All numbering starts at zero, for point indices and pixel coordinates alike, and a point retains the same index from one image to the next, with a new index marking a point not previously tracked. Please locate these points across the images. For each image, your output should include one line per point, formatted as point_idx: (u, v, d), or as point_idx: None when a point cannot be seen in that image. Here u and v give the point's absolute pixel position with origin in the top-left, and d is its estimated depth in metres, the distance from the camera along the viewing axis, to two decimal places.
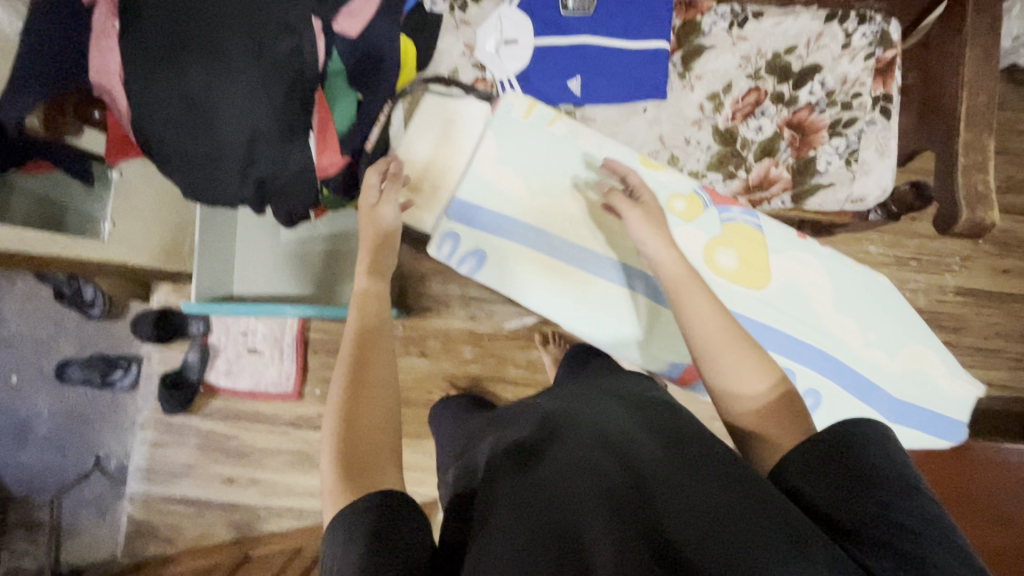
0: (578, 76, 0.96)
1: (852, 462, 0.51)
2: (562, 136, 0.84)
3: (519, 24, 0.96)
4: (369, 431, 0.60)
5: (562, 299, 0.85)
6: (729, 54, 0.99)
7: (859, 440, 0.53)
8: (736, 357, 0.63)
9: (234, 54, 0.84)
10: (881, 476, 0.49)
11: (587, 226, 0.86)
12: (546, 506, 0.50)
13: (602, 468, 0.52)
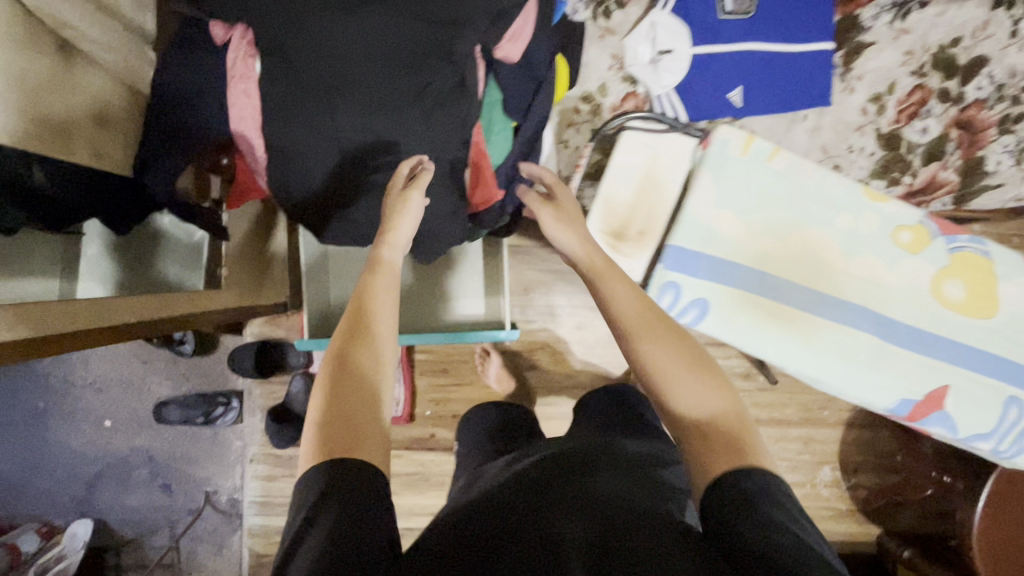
0: (741, 85, 0.94)
1: (752, 503, 0.51)
2: (780, 171, 0.90)
3: (676, 33, 0.94)
4: (353, 415, 0.58)
5: (791, 344, 0.88)
6: (892, 50, 0.96)
7: (753, 487, 0.53)
8: (677, 369, 0.63)
9: (396, 88, 0.77)
10: (773, 524, 0.50)
11: (813, 267, 0.89)
12: (541, 528, 0.53)
13: (605, 507, 0.56)
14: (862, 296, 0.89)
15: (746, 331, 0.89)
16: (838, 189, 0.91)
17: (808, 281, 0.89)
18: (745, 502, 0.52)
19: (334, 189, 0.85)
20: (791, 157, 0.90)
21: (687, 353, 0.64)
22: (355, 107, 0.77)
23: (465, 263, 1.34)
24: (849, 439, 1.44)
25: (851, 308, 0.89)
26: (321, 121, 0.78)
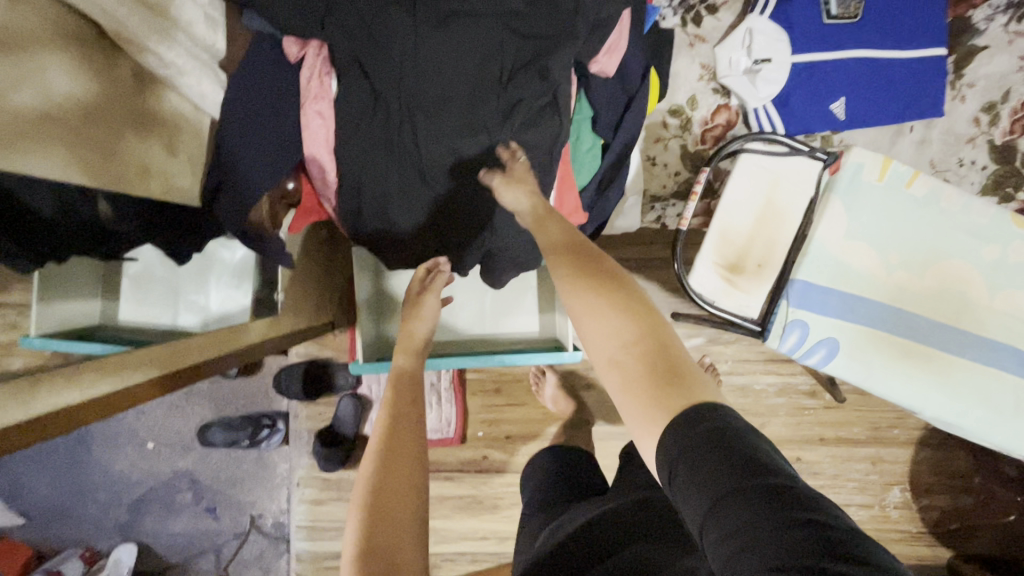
0: (843, 97, 0.90)
1: (728, 449, 0.42)
2: (917, 200, 0.83)
3: (773, 43, 0.90)
4: (391, 513, 0.59)
5: (929, 389, 0.80)
6: (1006, 54, 0.91)
7: (726, 431, 0.43)
8: (593, 305, 0.56)
9: (487, 109, 0.71)
10: (747, 470, 0.40)
11: (951, 305, 0.82)
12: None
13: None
14: (1007, 335, 0.81)
15: (879, 376, 0.81)
16: (981, 217, 0.83)
17: (946, 320, 0.82)
18: (720, 443, 0.42)
19: (406, 212, 0.78)
20: (937, 183, 0.83)
21: (594, 285, 0.58)
22: (438, 128, 0.71)
23: (521, 280, 1.29)
24: (919, 459, 1.37)
25: (994, 349, 0.81)
26: (403, 143, 0.72)
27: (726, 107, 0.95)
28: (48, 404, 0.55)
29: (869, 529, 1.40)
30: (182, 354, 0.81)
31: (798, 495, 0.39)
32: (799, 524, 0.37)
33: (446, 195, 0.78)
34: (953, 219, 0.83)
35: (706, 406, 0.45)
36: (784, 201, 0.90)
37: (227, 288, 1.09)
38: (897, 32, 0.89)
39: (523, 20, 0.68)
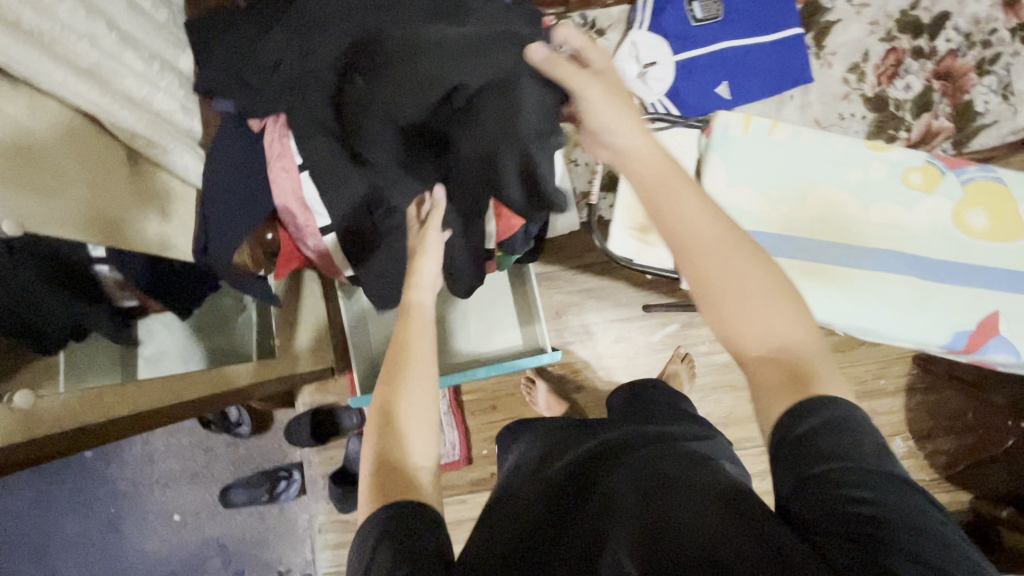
0: (726, 81, 1.04)
1: (831, 432, 0.45)
2: (785, 141, 0.97)
3: (655, 48, 1.04)
4: (412, 444, 0.63)
5: (829, 298, 0.93)
6: (857, 23, 1.05)
7: (839, 418, 0.46)
8: (745, 266, 0.56)
9: (417, 141, 0.87)
10: (833, 451, 0.44)
11: (836, 224, 0.95)
12: (576, 533, 0.51)
13: (639, 485, 0.52)
14: (887, 241, 0.95)
15: None
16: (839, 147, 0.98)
17: (835, 236, 0.95)
18: (833, 430, 0.46)
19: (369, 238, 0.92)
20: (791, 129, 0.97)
21: (744, 252, 0.57)
22: (494, 106, 0.80)
23: (497, 298, 1.39)
24: (914, 405, 1.40)
25: (876, 256, 0.94)
26: (355, 185, 0.87)
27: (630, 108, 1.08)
28: (37, 426, 0.62)
29: None
30: (175, 389, 0.88)
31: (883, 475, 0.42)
32: (870, 498, 0.41)
33: (402, 218, 0.92)
34: (816, 154, 0.97)
35: (825, 396, 0.48)
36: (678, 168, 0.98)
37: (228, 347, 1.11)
38: (760, 20, 1.04)
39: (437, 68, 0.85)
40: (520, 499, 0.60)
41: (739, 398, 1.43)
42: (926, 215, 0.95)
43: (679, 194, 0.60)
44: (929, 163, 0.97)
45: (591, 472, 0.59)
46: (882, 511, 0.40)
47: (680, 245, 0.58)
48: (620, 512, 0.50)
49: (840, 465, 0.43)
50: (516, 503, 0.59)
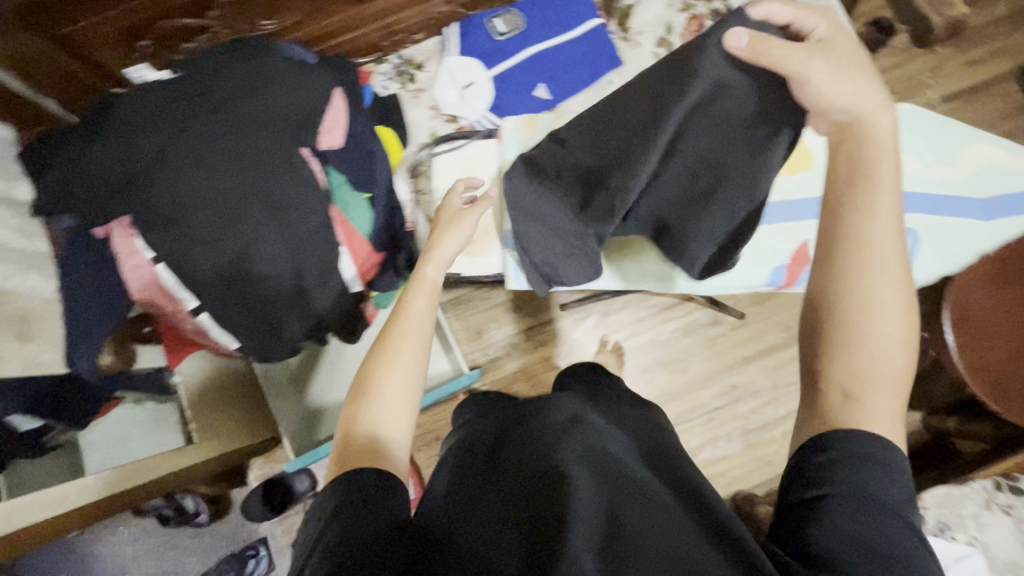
0: (542, 84, 1.02)
1: (843, 467, 0.51)
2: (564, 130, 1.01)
3: (469, 68, 1.03)
4: (393, 405, 0.64)
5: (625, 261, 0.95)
6: (655, 1, 1.05)
7: (863, 453, 0.51)
8: (873, 322, 0.56)
9: (254, 209, 0.91)
10: (835, 482, 0.50)
11: None
12: (527, 509, 0.52)
13: (608, 469, 0.55)
14: None
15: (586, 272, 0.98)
16: None
17: None
18: (869, 463, 0.50)
19: (237, 308, 0.96)
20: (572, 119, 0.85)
21: (895, 284, 0.57)
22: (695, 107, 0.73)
23: None
24: None
25: None
26: (207, 266, 0.92)
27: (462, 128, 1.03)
28: None
29: None
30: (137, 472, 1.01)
31: (875, 507, 0.48)
32: (857, 530, 0.46)
33: (262, 284, 0.95)
34: None
35: (874, 441, 0.52)
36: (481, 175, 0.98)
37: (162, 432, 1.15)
38: (560, 16, 1.03)
39: (255, 139, 0.90)
40: (476, 484, 0.61)
41: (673, 371, 1.43)
42: None
43: (863, 203, 0.59)
44: None
45: (549, 443, 0.60)
46: (861, 543, 0.46)
47: (842, 287, 0.58)
48: (576, 486, 0.52)
49: (832, 495, 0.49)
50: (470, 489, 0.61)
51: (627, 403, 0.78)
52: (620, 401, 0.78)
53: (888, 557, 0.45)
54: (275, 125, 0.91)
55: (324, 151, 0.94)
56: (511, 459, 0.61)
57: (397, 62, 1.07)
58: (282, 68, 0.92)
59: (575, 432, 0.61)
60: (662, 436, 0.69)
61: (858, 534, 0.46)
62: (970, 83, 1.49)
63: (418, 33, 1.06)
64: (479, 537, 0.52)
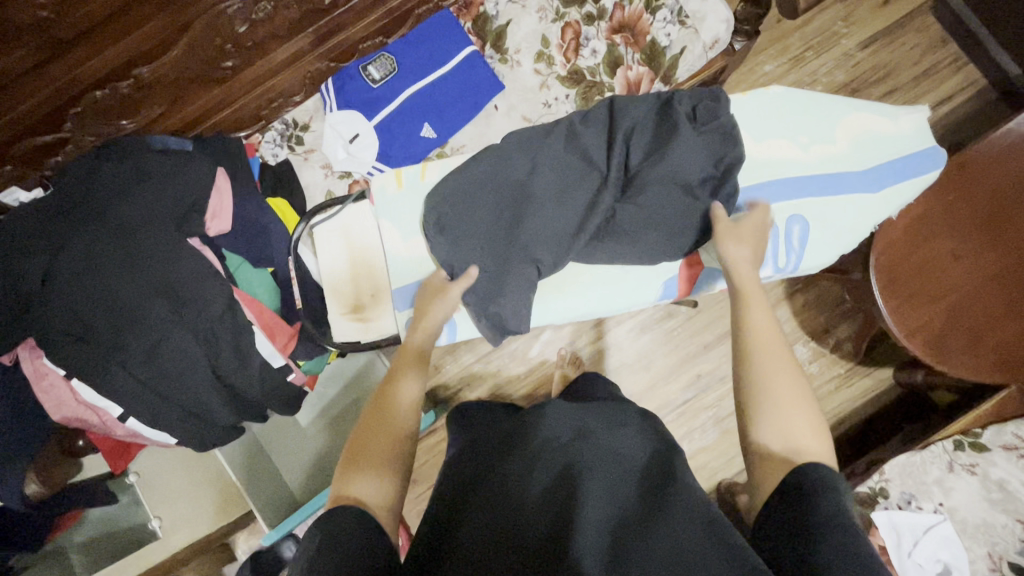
0: (427, 122, 1.01)
1: (808, 500, 0.47)
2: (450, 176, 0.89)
3: (350, 121, 1.01)
4: (387, 454, 0.55)
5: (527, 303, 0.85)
6: (527, 15, 1.02)
7: (822, 481, 0.48)
8: (784, 394, 0.54)
9: (152, 307, 0.89)
10: (818, 518, 0.45)
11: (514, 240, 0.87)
12: (534, 538, 0.47)
13: (616, 519, 0.50)
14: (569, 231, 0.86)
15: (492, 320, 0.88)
16: None
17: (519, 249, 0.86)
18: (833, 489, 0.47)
19: (157, 407, 0.93)
20: (440, 162, 0.78)
21: (790, 371, 0.56)
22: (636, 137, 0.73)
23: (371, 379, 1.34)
24: (800, 307, 1.36)
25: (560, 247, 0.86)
26: (117, 374, 0.89)
27: (357, 182, 1.01)
28: None
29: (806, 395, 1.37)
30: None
31: (864, 552, 0.42)
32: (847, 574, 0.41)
33: (176, 380, 0.92)
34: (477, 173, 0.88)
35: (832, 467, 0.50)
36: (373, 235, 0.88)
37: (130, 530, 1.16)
38: (432, 53, 1.02)
39: (139, 239, 0.88)
40: (470, 496, 0.55)
41: (635, 372, 1.40)
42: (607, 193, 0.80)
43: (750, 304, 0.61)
44: None
45: (558, 463, 0.54)
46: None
47: (743, 362, 0.58)
48: (581, 528, 0.47)
49: (816, 531, 0.44)
50: (466, 498, 0.55)
51: (629, 408, 0.67)
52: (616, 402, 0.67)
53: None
54: (157, 221, 0.88)
55: (214, 237, 0.94)
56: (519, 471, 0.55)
57: (282, 127, 1.04)
58: (154, 161, 0.89)
59: (586, 452, 0.55)
60: (669, 448, 0.59)
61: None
62: (887, 24, 1.44)
63: (297, 94, 1.01)
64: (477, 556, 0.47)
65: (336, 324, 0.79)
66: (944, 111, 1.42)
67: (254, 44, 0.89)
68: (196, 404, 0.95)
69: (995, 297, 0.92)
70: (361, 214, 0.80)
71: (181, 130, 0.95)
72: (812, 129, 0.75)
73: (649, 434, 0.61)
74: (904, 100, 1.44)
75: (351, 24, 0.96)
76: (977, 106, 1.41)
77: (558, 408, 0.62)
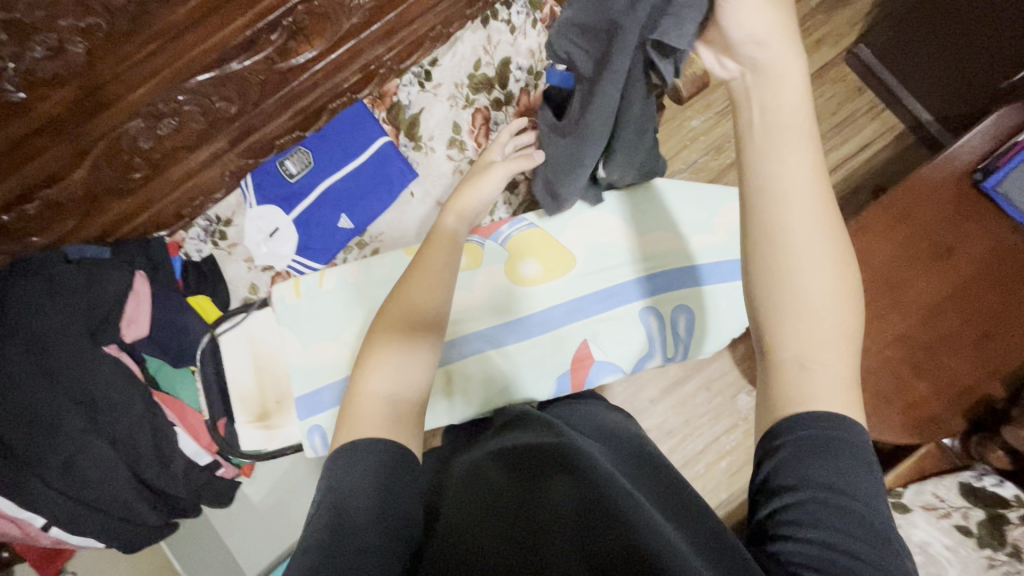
0: (344, 213, 1.04)
1: (801, 469, 0.38)
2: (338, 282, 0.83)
3: (270, 216, 1.05)
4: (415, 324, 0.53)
5: None
6: (438, 103, 1.08)
7: (822, 445, 0.38)
8: (812, 248, 0.41)
9: (65, 419, 0.88)
10: (795, 481, 0.38)
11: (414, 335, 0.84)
12: (521, 508, 0.41)
13: (607, 481, 0.42)
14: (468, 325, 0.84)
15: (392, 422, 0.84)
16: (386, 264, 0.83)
17: None
18: (832, 451, 0.38)
19: (69, 519, 0.90)
20: (337, 270, 0.80)
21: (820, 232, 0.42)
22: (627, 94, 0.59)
23: None
24: (741, 357, 1.38)
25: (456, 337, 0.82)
26: (32, 488, 0.87)
27: (279, 275, 1.06)
28: None
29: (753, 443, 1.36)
30: None
31: (859, 512, 0.36)
32: (832, 533, 0.35)
33: (88, 490, 0.90)
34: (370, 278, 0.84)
35: (828, 423, 0.39)
36: (270, 346, 0.85)
37: None
38: (347, 144, 1.06)
39: (53, 353, 0.88)
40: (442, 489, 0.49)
41: None
42: (494, 300, 0.78)
43: (769, 162, 0.43)
44: (466, 239, 0.81)
45: (544, 447, 0.48)
46: (841, 556, 0.34)
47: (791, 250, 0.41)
48: (556, 497, 0.41)
49: (804, 499, 0.37)
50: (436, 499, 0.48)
51: (581, 414, 0.65)
52: (599, 414, 0.65)
53: (868, 565, 0.34)
54: (70, 334, 0.89)
55: (131, 342, 0.95)
56: (490, 458, 0.50)
57: (206, 223, 1.08)
58: (70, 273, 0.91)
59: (556, 434, 0.52)
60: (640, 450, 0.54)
61: (830, 542, 0.35)
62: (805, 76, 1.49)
63: (218, 190, 1.05)
64: (455, 533, 0.40)
65: (243, 433, 0.83)
66: (866, 157, 1.46)
67: (165, 155, 0.92)
68: (114, 511, 0.92)
69: (903, 359, 0.94)
70: (265, 320, 0.85)
71: (102, 236, 0.98)
72: (692, 220, 0.79)
73: (614, 435, 0.57)
74: (828, 148, 1.47)
75: (263, 124, 0.98)
76: (898, 151, 1.45)
77: (534, 411, 0.61)
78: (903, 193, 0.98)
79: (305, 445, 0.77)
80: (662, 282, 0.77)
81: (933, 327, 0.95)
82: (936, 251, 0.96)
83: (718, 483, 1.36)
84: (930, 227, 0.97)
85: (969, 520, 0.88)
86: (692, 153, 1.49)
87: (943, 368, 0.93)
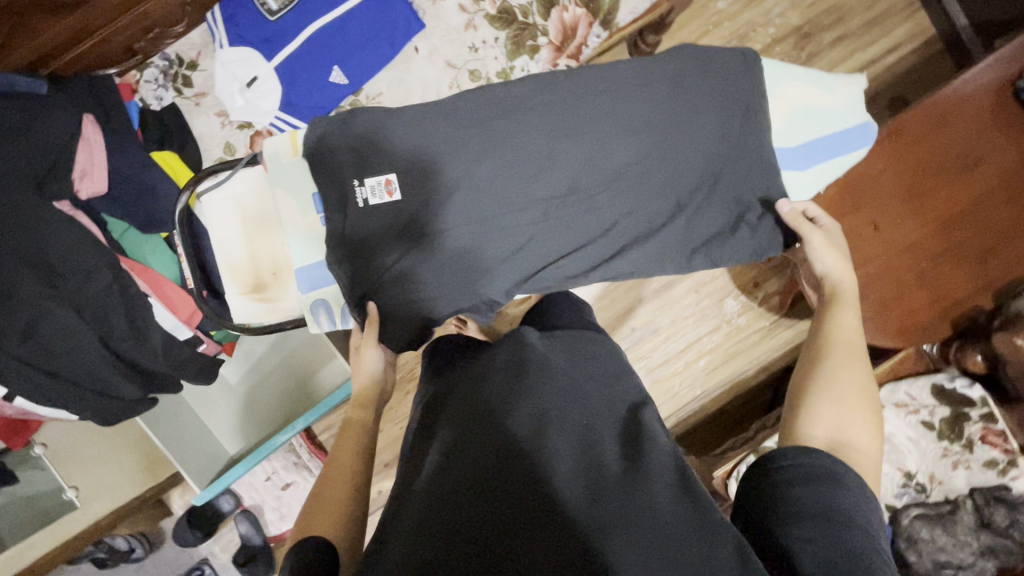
0: (336, 66, 0.89)
1: (808, 522, 0.42)
2: None
3: (247, 61, 0.88)
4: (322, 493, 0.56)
5: None
6: None
7: (821, 510, 0.43)
8: (850, 397, 0.52)
9: (18, 282, 0.77)
10: (793, 527, 0.42)
11: None
12: (498, 502, 0.44)
13: (590, 480, 0.45)
14: None
15: None
16: None
17: None
18: (826, 515, 0.43)
19: (39, 391, 0.83)
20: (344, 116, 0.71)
21: (858, 386, 0.53)
22: None
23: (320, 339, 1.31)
24: None
25: None
26: None
27: (260, 134, 0.91)
28: None
29: (733, 345, 1.41)
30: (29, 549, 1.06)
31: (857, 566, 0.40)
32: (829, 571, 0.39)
33: (57, 361, 0.82)
34: None
35: (823, 489, 0.44)
36: (262, 213, 0.77)
37: (55, 497, 1.14)
38: None
39: None
40: (426, 464, 0.52)
41: None
42: None
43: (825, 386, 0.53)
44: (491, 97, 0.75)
45: (525, 419, 0.49)
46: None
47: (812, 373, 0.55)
48: (533, 493, 0.44)
49: (804, 537, 0.41)
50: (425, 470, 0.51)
51: (591, 348, 0.60)
52: (587, 348, 0.60)
53: None
54: (12, 184, 0.75)
55: (87, 199, 0.81)
56: (464, 430, 0.51)
57: (164, 64, 0.91)
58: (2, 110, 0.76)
59: (533, 394, 0.52)
60: (633, 411, 0.53)
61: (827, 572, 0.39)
62: None
63: (177, 24, 0.88)
64: (436, 523, 0.44)
65: (236, 303, 0.78)
66: (890, 62, 1.36)
67: None
68: (89, 383, 0.86)
69: (908, 269, 0.95)
70: (255, 180, 0.77)
71: (31, 67, 0.81)
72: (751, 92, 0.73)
73: (620, 379, 0.57)
74: (855, 46, 1.36)
75: None
76: (928, 54, 1.36)
77: (531, 341, 0.59)
78: (937, 95, 0.93)
79: (310, 320, 0.76)
80: (707, 163, 0.69)
81: (941, 237, 0.94)
82: (961, 163, 0.94)
83: (694, 380, 1.41)
84: (962, 137, 0.94)
85: (934, 416, 0.96)
86: (713, 40, 1.36)
87: (940, 278, 0.94)
